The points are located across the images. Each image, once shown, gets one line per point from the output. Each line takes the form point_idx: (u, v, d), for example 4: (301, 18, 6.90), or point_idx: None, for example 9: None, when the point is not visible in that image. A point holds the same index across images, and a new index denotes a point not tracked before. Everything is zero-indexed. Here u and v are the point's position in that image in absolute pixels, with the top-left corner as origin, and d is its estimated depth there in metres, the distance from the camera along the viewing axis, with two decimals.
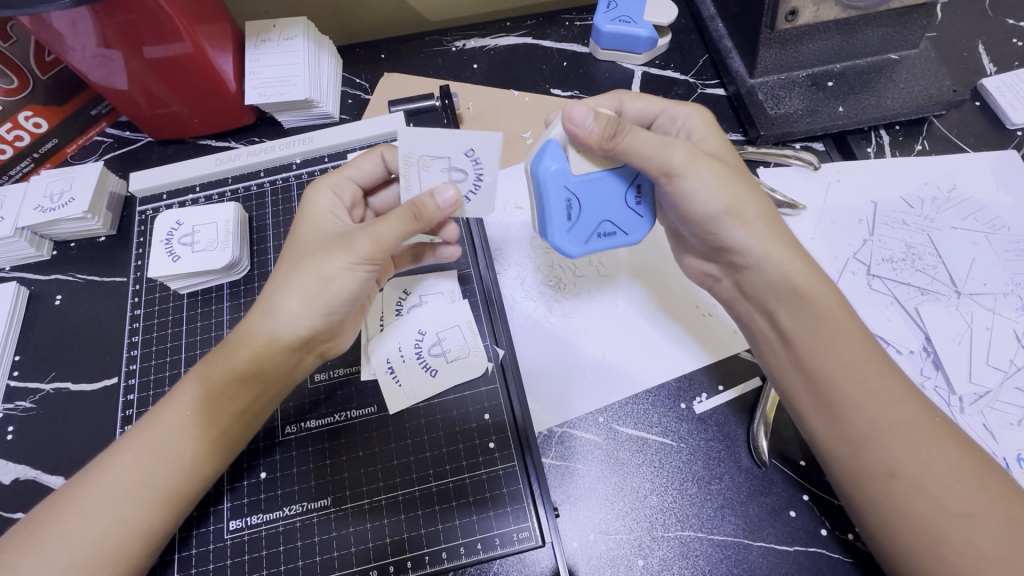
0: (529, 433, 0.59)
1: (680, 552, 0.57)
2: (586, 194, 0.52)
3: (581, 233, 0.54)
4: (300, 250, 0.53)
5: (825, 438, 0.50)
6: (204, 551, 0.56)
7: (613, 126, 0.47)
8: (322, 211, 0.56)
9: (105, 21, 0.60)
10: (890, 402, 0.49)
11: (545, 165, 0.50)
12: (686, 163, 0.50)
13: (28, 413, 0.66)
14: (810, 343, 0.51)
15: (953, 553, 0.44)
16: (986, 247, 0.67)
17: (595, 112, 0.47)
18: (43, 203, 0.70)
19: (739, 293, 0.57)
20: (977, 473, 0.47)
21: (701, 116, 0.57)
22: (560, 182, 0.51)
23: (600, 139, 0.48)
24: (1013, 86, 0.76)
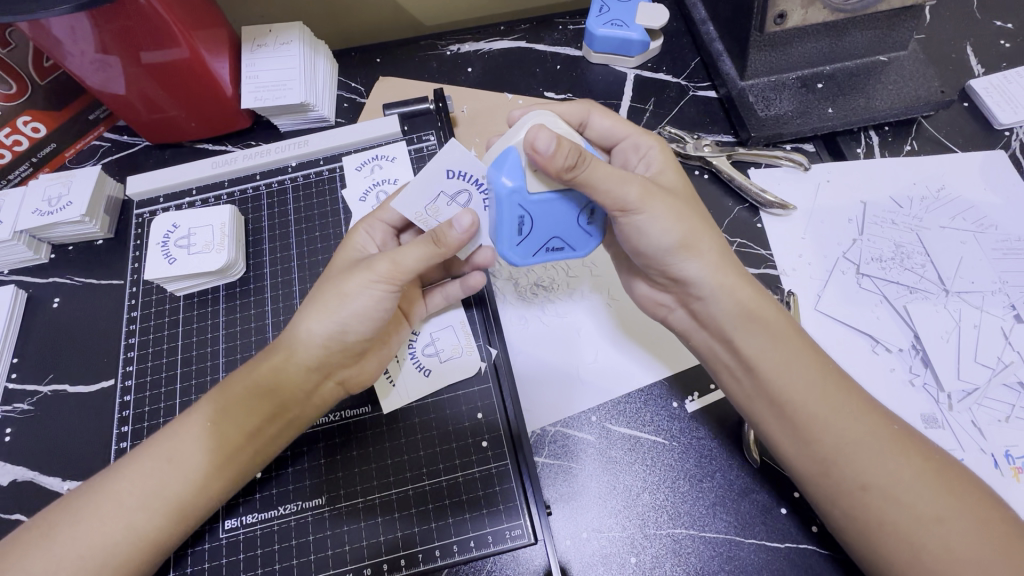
0: (520, 429, 0.60)
1: (672, 549, 0.57)
2: (540, 214, 0.52)
3: (528, 247, 0.54)
4: (329, 278, 0.57)
5: (795, 457, 0.51)
6: (200, 551, 0.56)
7: (575, 158, 0.45)
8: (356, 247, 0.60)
9: (102, 26, 0.61)
10: (848, 418, 0.49)
11: (502, 183, 0.49)
12: (642, 200, 0.50)
13: (26, 415, 0.67)
14: (771, 366, 0.52)
15: (930, 560, 0.45)
16: (974, 246, 0.68)
17: (559, 140, 0.44)
18: (41, 207, 0.71)
19: (696, 324, 0.58)
20: (948, 481, 0.47)
21: (662, 148, 0.59)
22: (515, 201, 0.50)
23: (560, 170, 0.45)
24: (1000, 87, 0.77)
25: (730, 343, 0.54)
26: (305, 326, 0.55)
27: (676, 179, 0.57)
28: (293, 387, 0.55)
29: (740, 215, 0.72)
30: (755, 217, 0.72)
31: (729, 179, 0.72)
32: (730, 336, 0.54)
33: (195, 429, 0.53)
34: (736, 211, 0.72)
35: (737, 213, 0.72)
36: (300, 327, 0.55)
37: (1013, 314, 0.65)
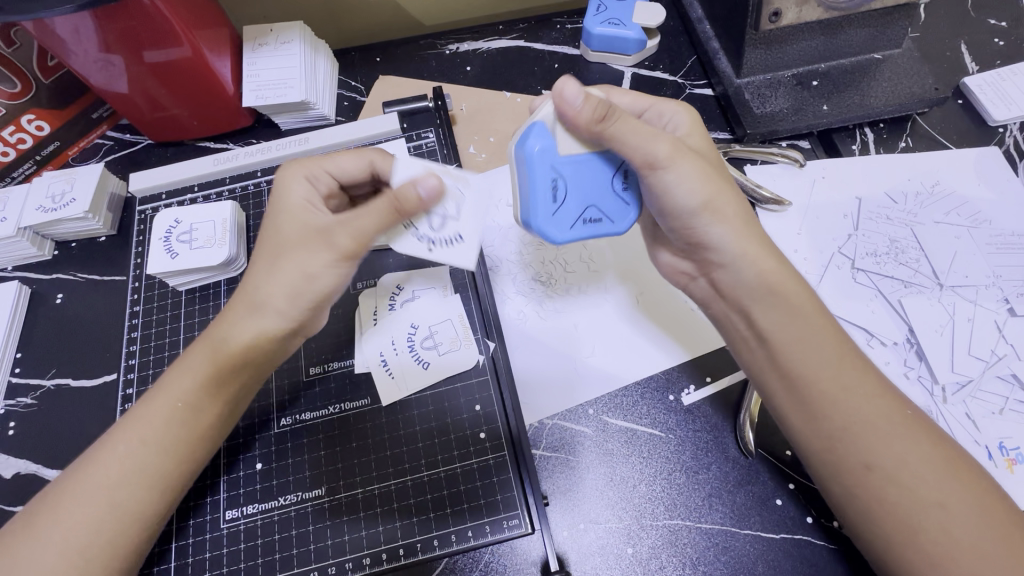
0: (520, 431, 0.60)
1: (668, 540, 0.58)
2: (573, 177, 0.53)
3: (566, 217, 0.53)
4: (279, 243, 0.53)
5: (804, 432, 0.51)
6: (202, 540, 0.57)
7: (602, 109, 0.49)
8: (297, 201, 0.55)
9: (106, 25, 0.62)
10: (862, 398, 0.49)
11: (532, 144, 0.51)
12: (671, 156, 0.51)
13: (29, 409, 0.68)
14: (786, 342, 0.51)
15: (928, 542, 0.46)
16: (968, 240, 0.69)
17: (587, 93, 0.49)
18: (45, 204, 0.71)
19: (715, 293, 0.57)
20: (953, 465, 0.48)
21: (688, 113, 0.58)
22: (547, 161, 0.52)
23: (588, 121, 0.49)
24: (994, 84, 0.78)
25: (745, 311, 0.54)
26: (261, 293, 0.51)
27: (701, 141, 0.57)
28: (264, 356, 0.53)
29: None
30: (751, 213, 0.72)
31: (725, 175, 0.73)
32: (745, 307, 0.54)
33: (193, 422, 0.53)
34: None
35: None
36: (264, 302, 0.51)
37: (1006, 308, 0.65)
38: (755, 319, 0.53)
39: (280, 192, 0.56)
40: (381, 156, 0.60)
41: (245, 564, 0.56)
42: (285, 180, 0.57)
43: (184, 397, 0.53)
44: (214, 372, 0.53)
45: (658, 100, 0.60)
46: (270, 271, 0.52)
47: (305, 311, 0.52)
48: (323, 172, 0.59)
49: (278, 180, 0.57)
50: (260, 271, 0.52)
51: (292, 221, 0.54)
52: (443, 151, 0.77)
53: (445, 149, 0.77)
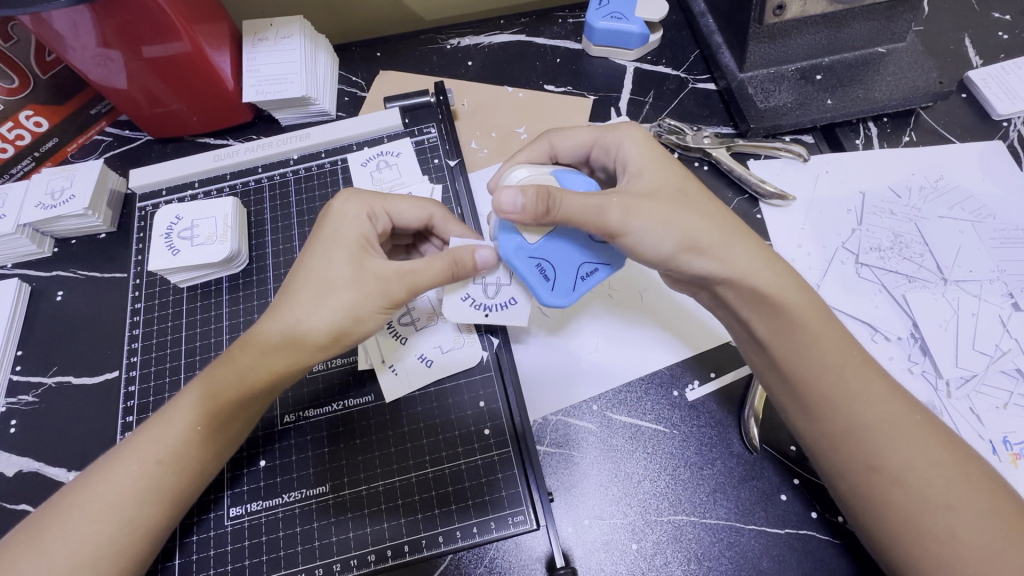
0: (526, 430, 0.60)
1: (673, 535, 0.57)
2: (552, 256, 0.54)
3: (564, 284, 0.54)
4: (324, 280, 0.52)
5: (807, 431, 0.52)
6: (205, 538, 0.57)
7: (544, 200, 0.48)
8: (353, 235, 0.54)
9: (103, 21, 0.61)
10: (868, 403, 0.49)
11: (506, 244, 0.54)
12: (624, 219, 0.50)
13: (31, 407, 0.67)
14: (786, 350, 0.51)
15: (934, 542, 0.46)
16: (973, 235, 0.69)
17: (523, 191, 0.48)
18: (44, 200, 0.71)
19: (715, 304, 0.57)
20: (966, 471, 0.47)
21: (633, 140, 0.57)
22: (523, 254, 0.54)
23: (535, 215, 0.48)
24: (999, 78, 0.77)
25: (743, 321, 0.53)
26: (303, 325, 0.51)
27: (656, 175, 0.55)
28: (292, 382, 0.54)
29: (739, 206, 0.73)
30: (755, 208, 0.72)
31: (728, 170, 0.73)
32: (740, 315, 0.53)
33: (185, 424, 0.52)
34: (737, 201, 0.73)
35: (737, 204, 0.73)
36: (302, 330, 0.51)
37: (1011, 303, 0.65)
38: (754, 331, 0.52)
39: (334, 220, 0.55)
40: (441, 212, 0.61)
41: (249, 561, 0.56)
42: (352, 217, 0.55)
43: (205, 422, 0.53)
44: (220, 381, 0.52)
45: (602, 134, 0.59)
46: (317, 304, 0.51)
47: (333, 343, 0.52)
48: (383, 212, 0.58)
49: (335, 210, 0.56)
50: (303, 303, 0.52)
51: (348, 259, 0.53)
52: (444, 146, 0.76)
53: (447, 144, 0.77)
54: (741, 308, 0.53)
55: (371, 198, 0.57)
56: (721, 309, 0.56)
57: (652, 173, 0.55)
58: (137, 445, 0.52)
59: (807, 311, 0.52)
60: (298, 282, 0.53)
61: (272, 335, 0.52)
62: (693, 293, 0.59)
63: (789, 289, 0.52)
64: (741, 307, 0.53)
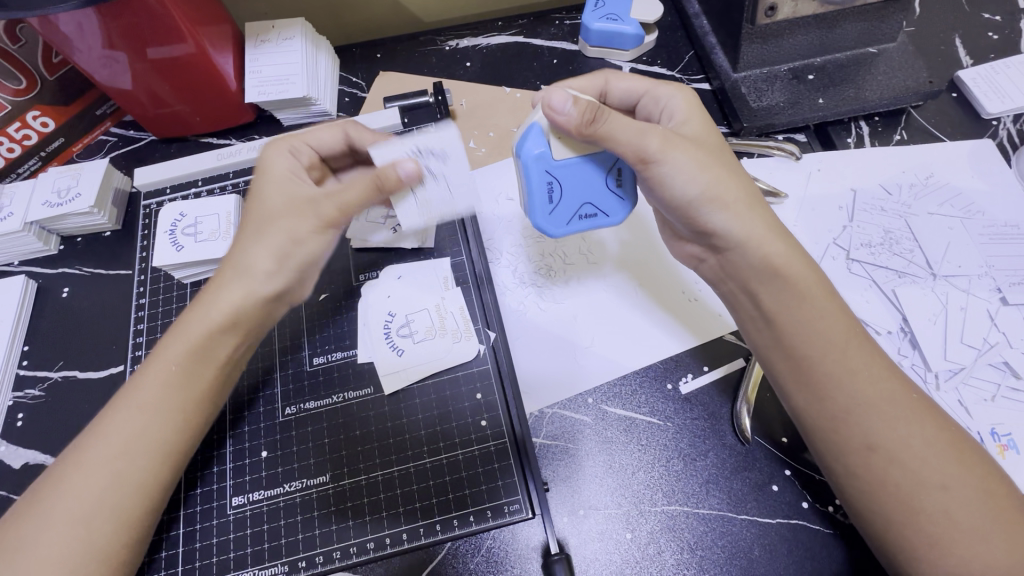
0: (526, 440, 0.60)
1: (667, 525, 0.59)
2: (567, 178, 0.55)
3: (562, 214, 0.57)
4: (263, 213, 0.55)
5: (806, 412, 0.52)
6: (209, 526, 0.58)
7: (592, 111, 0.48)
8: (280, 171, 0.58)
9: (110, 23, 0.63)
10: (868, 380, 0.50)
11: (529, 149, 0.53)
12: (662, 150, 0.50)
13: (37, 400, 0.69)
14: (792, 329, 0.53)
15: (927, 522, 0.47)
16: (962, 231, 0.70)
17: (574, 98, 0.48)
18: (51, 199, 0.73)
19: (722, 273, 0.58)
20: (960, 451, 0.49)
21: (683, 96, 0.58)
22: (541, 166, 0.54)
23: (579, 124, 0.49)
24: (989, 77, 0.79)
25: (751, 289, 0.55)
26: (247, 258, 0.53)
27: (700, 126, 0.56)
28: (252, 318, 0.55)
29: None
30: None
31: None
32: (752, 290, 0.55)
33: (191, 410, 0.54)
34: None
35: None
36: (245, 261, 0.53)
37: (999, 297, 0.66)
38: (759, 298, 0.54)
39: (262, 164, 0.59)
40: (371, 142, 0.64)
41: (250, 550, 0.57)
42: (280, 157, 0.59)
43: (179, 362, 0.54)
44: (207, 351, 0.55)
45: (654, 84, 0.60)
46: (255, 238, 0.54)
47: (278, 269, 0.54)
48: (303, 146, 0.63)
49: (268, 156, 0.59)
50: (246, 239, 0.54)
51: (279, 192, 0.56)
52: None
53: None
54: (749, 281, 0.55)
55: (297, 142, 0.62)
56: (728, 281, 0.58)
57: (696, 126, 0.56)
58: (114, 402, 0.54)
59: (815, 285, 0.53)
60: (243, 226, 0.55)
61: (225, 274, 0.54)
62: (700, 260, 0.62)
63: (797, 262, 0.53)
64: (750, 280, 0.55)
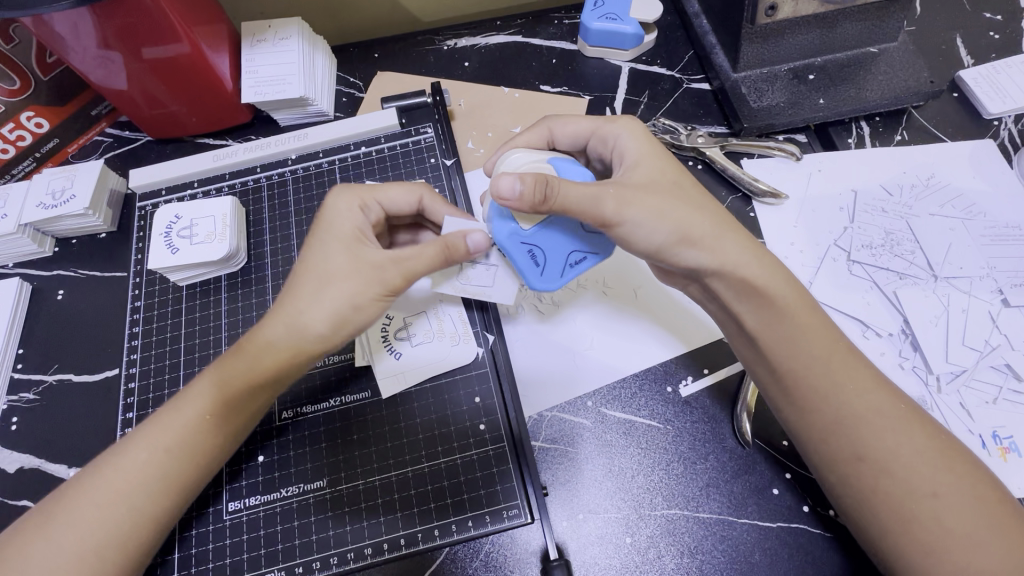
0: (522, 433, 0.60)
1: (667, 529, 0.58)
2: (545, 241, 0.55)
3: (553, 270, 0.56)
4: (326, 270, 0.52)
5: (796, 425, 0.52)
6: (205, 532, 0.58)
7: (542, 189, 0.47)
8: (348, 228, 0.55)
9: (104, 22, 0.62)
10: (854, 391, 0.50)
11: (499, 229, 0.54)
12: (619, 211, 0.51)
13: (32, 404, 0.68)
14: (775, 345, 0.52)
15: (920, 530, 0.46)
16: (963, 233, 0.69)
17: (520, 178, 0.47)
18: (45, 200, 0.72)
19: (706, 298, 0.58)
20: (951, 459, 0.48)
21: (632, 132, 0.58)
22: (516, 240, 0.55)
23: (532, 204, 0.48)
24: (990, 77, 0.78)
25: (733, 308, 0.54)
26: (303, 316, 0.51)
27: (651, 168, 0.55)
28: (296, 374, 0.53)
29: (733, 204, 0.74)
30: (748, 207, 0.73)
31: (722, 169, 0.74)
32: (731, 308, 0.54)
33: (196, 415, 0.53)
34: (729, 200, 0.74)
35: (730, 203, 0.73)
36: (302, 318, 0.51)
37: (1001, 299, 0.66)
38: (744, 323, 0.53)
39: (329, 215, 0.56)
40: (429, 193, 0.62)
41: (247, 555, 0.57)
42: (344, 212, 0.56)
43: (212, 411, 0.53)
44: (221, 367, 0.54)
45: (601, 123, 0.60)
46: (317, 295, 0.52)
47: (332, 331, 0.52)
48: (376, 203, 0.59)
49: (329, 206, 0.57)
50: (303, 296, 0.52)
51: (345, 250, 0.54)
52: (441, 146, 0.77)
53: (443, 144, 0.77)
54: (731, 301, 0.54)
55: (364, 189, 0.58)
56: (712, 303, 0.58)
57: (647, 167, 0.55)
58: (137, 433, 0.53)
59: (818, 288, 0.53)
60: (297, 279, 0.53)
61: (273, 334, 0.52)
62: (684, 286, 0.60)
63: (778, 282, 0.53)
64: (732, 300, 0.54)
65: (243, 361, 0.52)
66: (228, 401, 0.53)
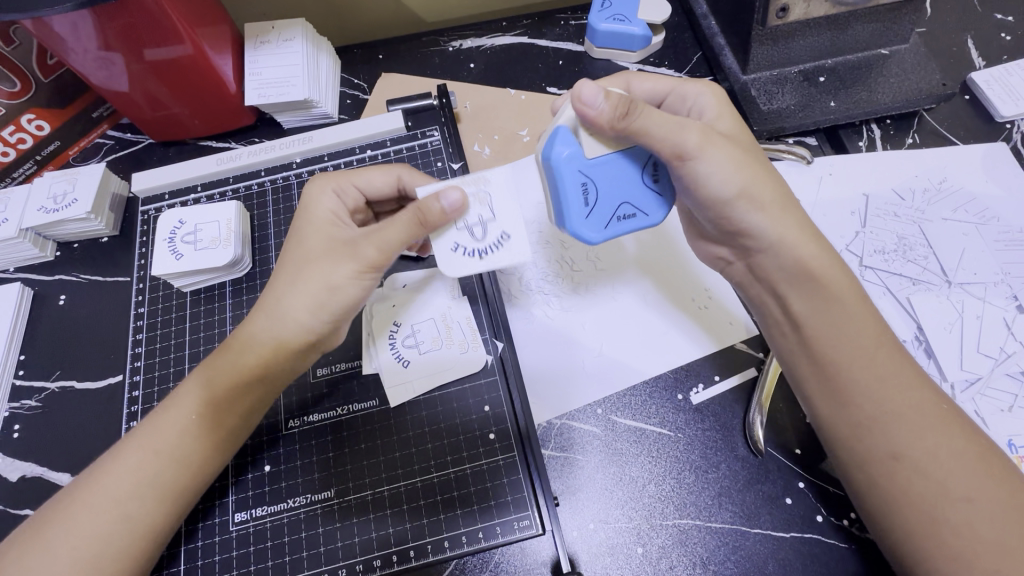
0: (529, 427, 0.60)
1: (678, 539, 0.57)
2: (600, 176, 0.51)
3: (599, 218, 0.52)
4: (302, 255, 0.53)
5: (829, 418, 0.51)
6: (212, 543, 0.57)
7: (625, 105, 0.46)
8: (325, 214, 0.56)
9: (106, 24, 0.61)
10: (896, 388, 0.49)
11: (558, 151, 0.50)
12: (701, 145, 0.49)
13: (33, 411, 0.67)
14: (821, 330, 0.52)
15: (950, 535, 0.45)
16: (977, 237, 0.69)
17: (606, 90, 0.46)
18: (46, 204, 0.71)
19: (751, 276, 0.58)
20: (988, 463, 0.47)
21: (712, 93, 0.58)
22: (574, 167, 0.50)
23: (612, 119, 0.47)
24: (1002, 79, 0.77)
25: (779, 293, 0.55)
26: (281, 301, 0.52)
27: (732, 125, 0.56)
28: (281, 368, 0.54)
29: None
30: None
31: None
32: (781, 287, 0.54)
33: (186, 417, 0.53)
34: None
35: None
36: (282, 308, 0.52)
37: (1015, 305, 0.65)
38: (792, 303, 0.53)
39: (307, 203, 0.58)
40: (406, 170, 0.62)
41: (255, 567, 0.56)
42: (321, 199, 0.57)
43: (199, 410, 0.53)
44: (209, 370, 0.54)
45: (681, 82, 0.59)
46: (293, 283, 0.52)
47: (314, 318, 0.52)
48: (352, 187, 0.60)
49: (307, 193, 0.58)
50: (282, 284, 0.53)
51: (318, 234, 0.55)
52: (447, 149, 0.77)
53: (449, 147, 0.77)
54: (779, 283, 0.54)
55: (343, 176, 0.60)
56: (757, 283, 0.57)
57: (728, 122, 0.56)
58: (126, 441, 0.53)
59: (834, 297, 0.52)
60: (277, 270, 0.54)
61: (256, 321, 0.53)
62: (730, 262, 0.60)
63: (814, 274, 0.51)
64: (780, 283, 0.54)
65: (224, 358, 0.53)
66: (222, 400, 0.53)
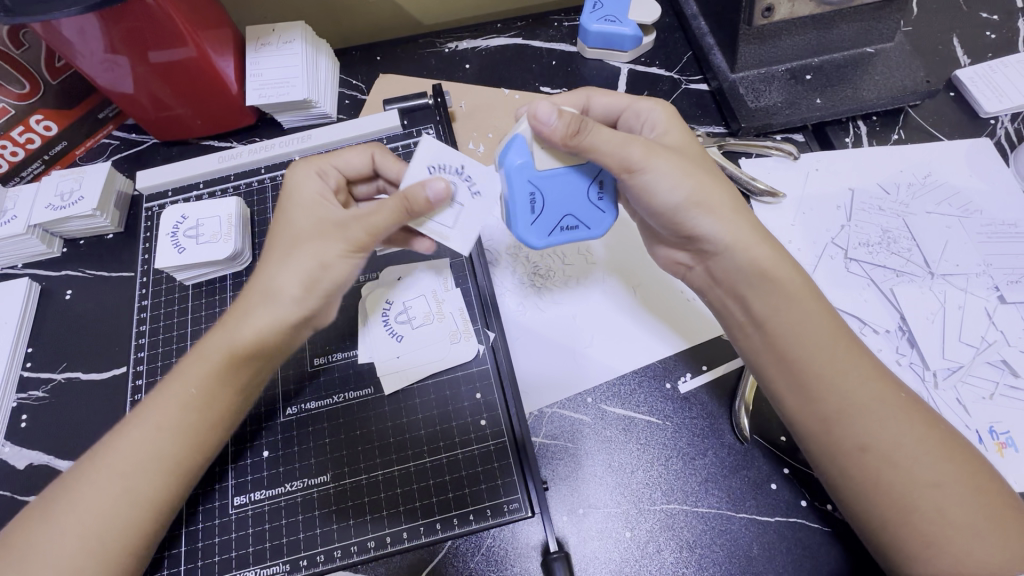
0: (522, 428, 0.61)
1: (666, 523, 0.59)
2: (550, 189, 0.55)
3: (544, 226, 0.56)
4: (296, 233, 0.55)
5: (799, 415, 0.52)
6: (212, 525, 0.59)
7: (576, 124, 0.49)
8: (309, 195, 0.58)
9: (113, 28, 0.63)
10: (858, 382, 0.50)
11: (512, 159, 0.53)
12: (645, 158, 0.52)
13: (40, 402, 0.69)
14: (781, 329, 0.53)
15: (920, 519, 0.46)
16: (960, 230, 0.70)
17: (560, 109, 0.49)
18: (53, 202, 0.73)
19: (710, 280, 0.59)
20: (950, 449, 0.48)
21: (664, 109, 0.60)
22: (525, 176, 0.54)
23: (564, 136, 0.49)
24: (986, 76, 0.79)
25: (743, 294, 0.56)
26: (276, 283, 0.52)
27: (679, 138, 0.58)
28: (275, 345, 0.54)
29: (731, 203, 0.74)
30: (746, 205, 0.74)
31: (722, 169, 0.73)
32: (742, 292, 0.55)
33: (180, 398, 0.53)
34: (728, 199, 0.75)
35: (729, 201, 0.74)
36: (273, 285, 0.52)
37: (997, 296, 0.66)
38: (751, 307, 0.54)
39: (293, 185, 0.59)
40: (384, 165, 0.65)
41: (253, 549, 0.58)
42: (306, 180, 0.59)
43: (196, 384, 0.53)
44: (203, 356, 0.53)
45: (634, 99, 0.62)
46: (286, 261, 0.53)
47: (305, 296, 0.53)
48: (332, 168, 0.63)
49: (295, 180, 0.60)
50: (275, 262, 0.53)
51: (308, 214, 0.56)
52: None
53: (444, 144, 0.79)
54: (742, 287, 0.55)
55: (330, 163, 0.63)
56: (719, 288, 0.58)
57: (677, 138, 0.58)
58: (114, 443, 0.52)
59: (807, 285, 0.54)
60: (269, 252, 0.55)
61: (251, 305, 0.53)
62: (687, 268, 0.62)
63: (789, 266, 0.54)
64: (743, 287, 0.55)
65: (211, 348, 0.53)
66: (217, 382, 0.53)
